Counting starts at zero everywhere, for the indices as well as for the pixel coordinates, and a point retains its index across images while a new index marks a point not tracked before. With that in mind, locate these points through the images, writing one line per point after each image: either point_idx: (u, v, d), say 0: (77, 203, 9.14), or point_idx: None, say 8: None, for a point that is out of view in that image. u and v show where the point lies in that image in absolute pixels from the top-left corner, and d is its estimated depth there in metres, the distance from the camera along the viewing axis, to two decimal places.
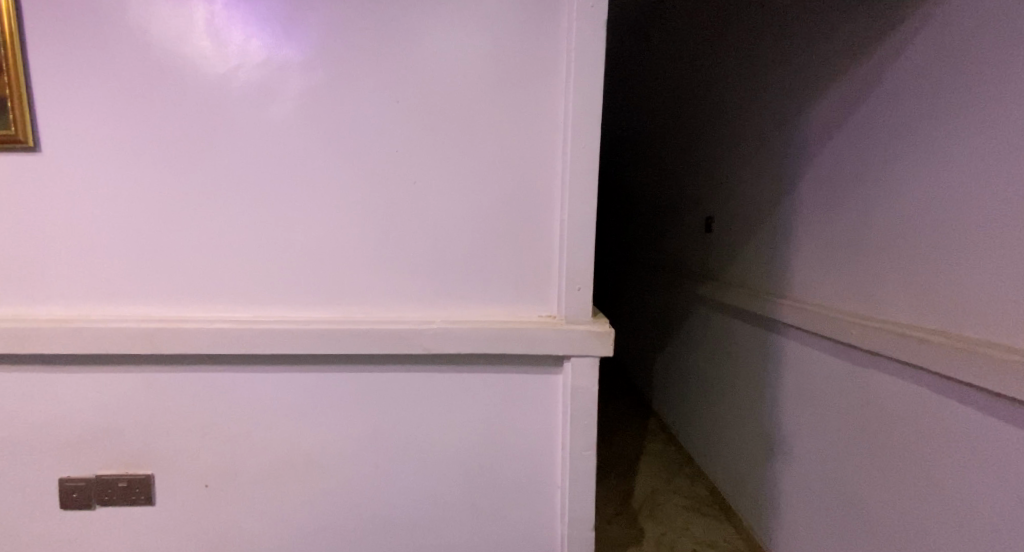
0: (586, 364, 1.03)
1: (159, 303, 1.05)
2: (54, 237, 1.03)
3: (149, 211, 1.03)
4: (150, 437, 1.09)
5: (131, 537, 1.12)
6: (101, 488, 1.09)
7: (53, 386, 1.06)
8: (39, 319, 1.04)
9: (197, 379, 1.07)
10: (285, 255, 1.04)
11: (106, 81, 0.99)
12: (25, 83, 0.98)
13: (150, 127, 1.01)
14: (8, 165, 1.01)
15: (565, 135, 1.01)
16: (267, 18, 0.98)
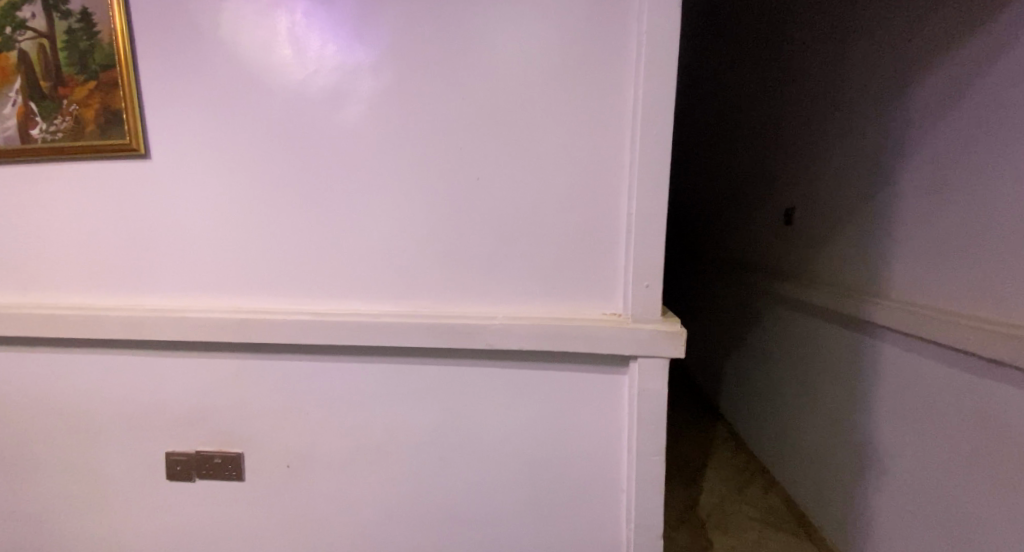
0: (653, 364, 0.99)
1: (247, 296, 1.14)
2: (161, 235, 1.15)
3: (239, 210, 1.11)
4: (239, 418, 1.19)
5: (225, 508, 1.23)
6: (200, 463, 1.21)
7: (159, 369, 1.19)
8: (148, 308, 1.16)
9: (280, 367, 1.15)
10: (358, 251, 1.09)
11: (203, 91, 1.09)
12: (136, 97, 1.10)
13: (238, 133, 1.09)
14: (124, 170, 1.14)
15: (633, 125, 0.96)
16: (341, 23, 1.02)
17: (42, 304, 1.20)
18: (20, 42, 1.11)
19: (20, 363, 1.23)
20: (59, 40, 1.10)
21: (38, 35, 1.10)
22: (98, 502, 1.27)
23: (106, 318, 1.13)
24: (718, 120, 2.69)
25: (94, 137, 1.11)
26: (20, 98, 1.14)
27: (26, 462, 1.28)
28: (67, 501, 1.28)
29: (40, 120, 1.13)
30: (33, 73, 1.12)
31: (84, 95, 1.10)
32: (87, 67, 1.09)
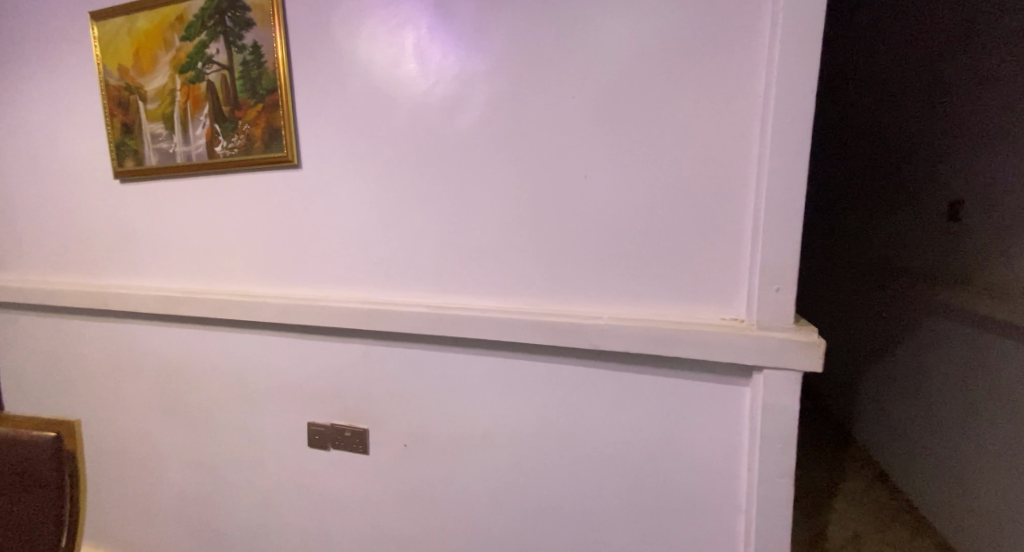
0: (781, 377, 0.91)
1: (375, 289, 1.27)
2: (306, 234, 1.32)
3: (369, 212, 1.24)
4: (365, 398, 1.32)
5: (352, 477, 1.38)
6: (334, 434, 1.37)
7: (303, 350, 1.37)
8: (296, 297, 1.34)
9: (401, 354, 1.26)
10: (472, 249, 1.15)
11: (342, 107, 1.23)
12: (292, 115, 1.28)
13: (370, 142, 1.21)
14: (281, 179, 1.33)
15: (763, 115, 0.88)
16: (460, 35, 1.09)
17: (218, 291, 1.45)
18: (209, 75, 1.35)
19: (201, 340, 1.50)
20: (235, 71, 1.31)
21: (221, 67, 1.33)
22: (254, 459, 1.50)
23: (265, 305, 1.33)
24: (856, 110, 2.39)
25: (260, 151, 1.32)
26: (208, 121, 1.38)
27: (203, 422, 1.55)
28: (231, 456, 1.53)
29: (221, 138, 1.37)
30: (217, 100, 1.35)
31: (254, 116, 1.31)
32: (256, 93, 1.30)
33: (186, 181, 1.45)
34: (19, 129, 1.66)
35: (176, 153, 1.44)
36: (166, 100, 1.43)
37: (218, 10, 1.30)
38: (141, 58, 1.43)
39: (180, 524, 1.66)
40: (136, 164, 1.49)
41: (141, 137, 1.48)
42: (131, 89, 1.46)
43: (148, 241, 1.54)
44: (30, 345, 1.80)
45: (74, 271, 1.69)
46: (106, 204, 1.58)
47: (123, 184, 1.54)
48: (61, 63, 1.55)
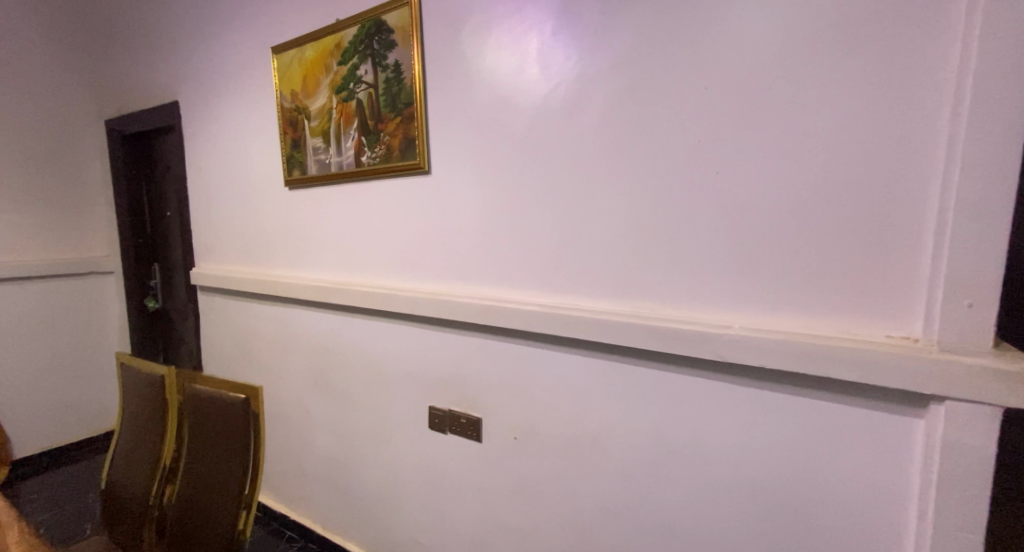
0: (971, 410, 0.75)
1: (492, 287, 1.34)
2: (434, 234, 1.44)
3: (489, 213, 1.31)
4: (481, 388, 1.40)
5: (465, 461, 1.46)
6: (451, 419, 1.47)
7: (428, 340, 1.49)
8: (423, 291, 1.47)
9: (516, 350, 1.31)
10: (589, 250, 1.15)
11: (470, 115, 1.31)
12: (425, 125, 1.39)
13: (493, 146, 1.27)
14: (413, 184, 1.46)
15: (956, 94, 0.74)
16: (583, 36, 1.09)
17: (359, 283, 1.64)
18: (358, 93, 1.54)
19: (343, 324, 1.72)
20: (379, 88, 1.47)
21: (368, 85, 1.50)
22: (382, 433, 1.67)
23: (397, 297, 1.48)
24: None
25: (398, 159, 1.46)
26: (357, 134, 1.57)
27: (343, 396, 1.77)
28: (363, 429, 1.73)
29: (367, 149, 1.55)
30: (365, 115, 1.53)
31: (394, 127, 1.46)
32: (396, 106, 1.44)
33: (338, 187, 1.67)
34: (220, 146, 2.06)
35: (331, 163, 1.66)
36: (325, 118, 1.66)
37: (367, 35, 1.47)
38: (307, 83, 1.68)
39: (321, 481, 1.92)
40: (301, 173, 1.76)
41: (305, 151, 1.73)
42: (299, 109, 1.72)
43: (307, 238, 1.80)
44: (220, 321, 2.23)
45: (253, 262, 2.04)
46: (278, 207, 1.89)
47: (290, 191, 1.83)
48: (251, 91, 1.89)
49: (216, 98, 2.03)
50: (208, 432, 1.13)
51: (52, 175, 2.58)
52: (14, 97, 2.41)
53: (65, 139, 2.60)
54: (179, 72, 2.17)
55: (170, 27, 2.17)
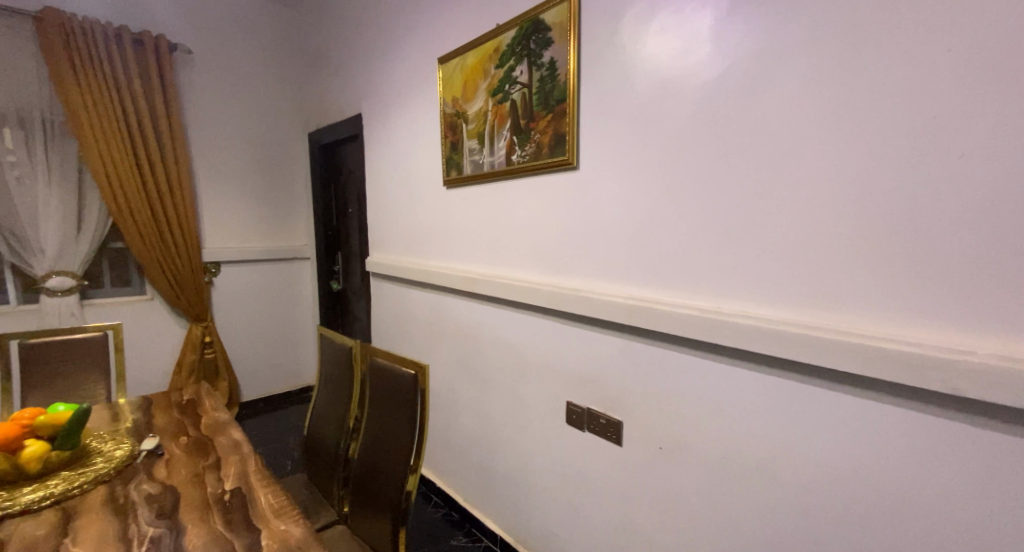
0: None
1: (641, 287, 1.29)
2: (581, 230, 1.44)
3: (642, 210, 1.26)
4: (624, 391, 1.35)
5: (603, 463, 1.44)
6: (590, 418, 1.45)
7: (569, 337, 1.50)
8: (568, 287, 1.48)
9: (664, 356, 1.24)
10: (760, 252, 1.04)
11: (626, 108, 1.27)
12: (577, 121, 1.39)
13: (652, 139, 1.22)
14: (562, 180, 1.47)
15: None
16: (766, 10, 0.97)
17: (505, 277, 1.72)
18: (513, 94, 1.60)
19: (488, 314, 1.82)
20: (533, 87, 1.51)
21: (522, 86, 1.55)
22: (520, 422, 1.73)
23: (541, 292, 1.52)
24: None
25: (547, 156, 1.49)
26: (509, 134, 1.64)
27: (485, 382, 1.88)
28: (502, 415, 1.82)
29: (517, 147, 1.60)
30: (517, 115, 1.59)
31: (545, 125, 1.48)
32: (548, 104, 1.46)
33: (490, 185, 1.77)
34: (391, 150, 2.34)
35: (484, 163, 1.76)
36: (480, 120, 1.76)
37: (524, 36, 1.51)
38: (466, 89, 1.80)
39: (463, 457, 2.08)
40: (457, 173, 1.90)
41: (461, 152, 1.86)
42: (458, 114, 1.86)
43: (460, 233, 1.95)
44: (385, 304, 2.55)
45: (414, 253, 2.28)
46: (437, 204, 2.07)
47: (447, 189, 2.00)
48: (419, 100, 2.10)
49: (390, 108, 2.30)
50: (385, 400, 1.30)
51: (271, 179, 3.22)
52: (251, 118, 3.08)
53: (281, 149, 3.23)
54: (362, 87, 2.52)
55: (357, 49, 2.53)
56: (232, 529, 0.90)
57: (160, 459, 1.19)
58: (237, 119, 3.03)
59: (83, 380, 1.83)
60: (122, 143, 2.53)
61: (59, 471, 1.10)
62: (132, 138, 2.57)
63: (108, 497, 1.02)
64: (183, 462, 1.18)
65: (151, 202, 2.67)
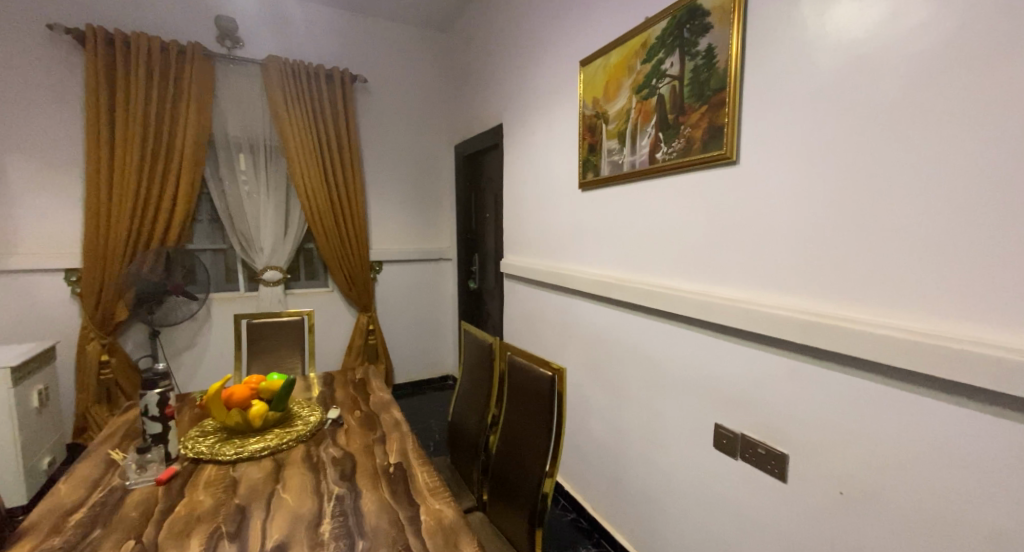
0: None
1: (815, 299, 1.12)
2: (737, 234, 1.30)
3: (819, 211, 1.10)
4: (787, 415, 1.19)
5: (760, 498, 1.28)
6: (745, 445, 1.30)
7: (718, 351, 1.37)
8: (719, 296, 1.35)
9: (844, 383, 1.06)
10: (996, 265, 0.84)
11: (802, 94, 1.12)
12: (738, 112, 1.26)
13: (838, 128, 1.05)
14: (717, 177, 1.35)
15: None
16: None
17: (643, 283, 1.64)
18: (661, 88, 1.51)
19: (624, 321, 1.76)
20: (685, 78, 1.41)
21: (673, 78, 1.46)
22: (657, 439, 1.64)
23: (687, 300, 1.41)
24: None
25: (698, 152, 1.38)
26: (654, 131, 1.56)
27: (618, 392, 1.82)
28: (637, 427, 1.74)
29: (663, 145, 1.52)
30: (664, 110, 1.50)
31: (698, 119, 1.37)
32: (703, 96, 1.35)
33: (629, 186, 1.71)
34: (529, 155, 2.41)
35: (623, 163, 1.70)
36: (622, 119, 1.70)
37: (677, 25, 1.42)
38: (608, 88, 1.75)
39: (591, 465, 2.05)
40: (594, 175, 1.87)
41: (600, 153, 1.82)
42: (599, 115, 1.82)
43: (595, 235, 1.92)
44: (517, 305, 2.63)
45: (547, 255, 2.31)
46: (572, 207, 2.07)
47: (583, 192, 1.97)
48: (559, 103, 2.12)
49: (530, 114, 2.37)
50: (524, 399, 1.33)
51: (422, 187, 3.59)
52: (410, 134, 3.48)
53: (432, 161, 3.58)
54: (505, 96, 2.64)
55: (502, 61, 2.66)
56: (396, 500, 1.02)
57: (340, 428, 1.40)
58: (399, 135, 3.44)
59: (283, 355, 2.25)
60: (316, 161, 3.05)
61: (272, 427, 1.37)
62: (323, 157, 3.09)
63: (306, 455, 1.24)
64: (356, 433, 1.37)
65: (335, 209, 3.17)
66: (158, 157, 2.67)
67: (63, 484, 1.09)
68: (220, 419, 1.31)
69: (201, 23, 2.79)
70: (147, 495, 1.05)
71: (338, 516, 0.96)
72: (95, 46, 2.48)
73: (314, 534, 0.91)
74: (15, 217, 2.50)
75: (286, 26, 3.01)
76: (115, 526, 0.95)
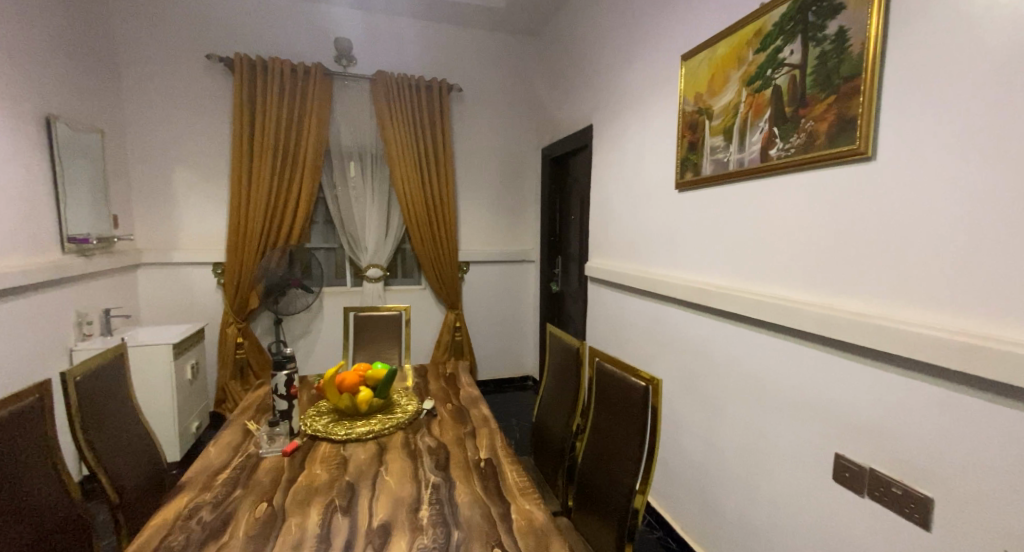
0: None
1: (974, 318, 0.96)
2: (868, 240, 1.16)
3: (983, 215, 0.94)
4: (933, 450, 1.03)
5: (891, 543, 1.12)
6: (874, 482, 1.14)
7: (842, 370, 1.22)
8: (843, 309, 1.21)
9: (1013, 419, 0.90)
10: None
11: (964, 78, 0.97)
12: (875, 100, 1.11)
13: (1013, 116, 0.89)
14: (845, 175, 1.21)
15: None
16: None
17: (749, 291, 1.51)
18: (778, 79, 1.39)
19: (723, 331, 1.63)
20: (810, 66, 1.28)
21: (793, 67, 1.33)
22: (760, 462, 1.50)
23: (804, 312, 1.28)
24: None
25: (822, 147, 1.24)
26: (767, 125, 1.43)
27: (714, 407, 1.70)
28: (735, 447, 1.61)
29: (778, 140, 1.39)
30: (781, 103, 1.37)
31: (823, 110, 1.24)
32: (830, 84, 1.21)
33: (734, 186, 1.58)
34: (621, 155, 2.33)
35: (729, 161, 1.59)
36: (729, 114, 1.59)
37: (801, 8, 1.30)
38: (714, 82, 1.64)
39: (678, 482, 1.93)
40: (694, 175, 1.76)
41: (702, 152, 1.72)
42: (702, 110, 1.71)
43: (692, 239, 1.81)
44: (603, 309, 2.56)
45: (636, 259, 2.23)
46: (666, 209, 1.97)
47: (680, 193, 1.87)
48: (656, 101, 2.03)
49: (623, 113, 2.30)
50: (613, 408, 1.29)
51: (511, 190, 3.66)
52: (500, 138, 3.57)
53: (520, 163, 3.64)
54: (596, 97, 2.60)
55: (594, 61, 2.62)
56: (487, 496, 1.04)
57: (433, 419, 1.47)
58: (490, 139, 3.54)
59: (382, 346, 2.42)
60: (415, 166, 3.25)
61: (375, 413, 1.49)
62: (421, 162, 3.28)
63: (404, 441, 1.32)
64: (448, 426, 1.43)
65: (430, 212, 3.35)
66: (286, 166, 3.02)
67: (212, 447, 1.28)
68: (333, 402, 1.44)
69: (323, 45, 3.11)
70: (275, 463, 1.20)
71: (434, 504, 1.02)
72: (240, 71, 2.87)
73: (414, 518, 0.97)
74: (178, 219, 2.98)
75: (392, 41, 3.25)
76: (252, 488, 1.09)
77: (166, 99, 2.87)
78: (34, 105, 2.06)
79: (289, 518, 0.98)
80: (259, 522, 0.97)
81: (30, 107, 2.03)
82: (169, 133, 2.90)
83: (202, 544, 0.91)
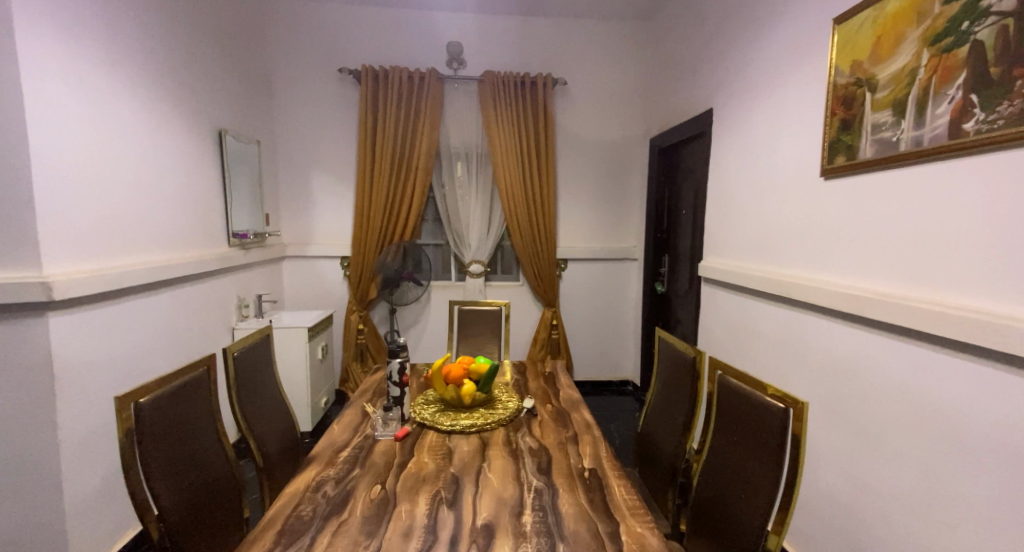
0: None
1: None
2: None
3: None
4: None
5: None
6: None
7: None
8: None
9: None
10: None
11: None
12: None
13: None
14: None
15: None
16: None
17: (925, 300, 1.24)
18: (979, 32, 1.11)
19: (881, 347, 1.38)
20: None
21: (1003, 15, 1.06)
22: (925, 509, 1.25)
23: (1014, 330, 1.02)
24: None
25: None
26: (959, 92, 1.15)
27: (860, 436, 1.45)
28: (889, 487, 1.35)
29: (977, 110, 1.11)
30: (984, 62, 1.10)
31: None
32: None
33: (903, 172, 1.31)
34: (746, 142, 2.09)
35: (900, 141, 1.31)
36: (902, 83, 1.32)
37: None
38: (880, 46, 1.38)
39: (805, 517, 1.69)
40: (848, 159, 1.49)
41: (859, 131, 1.45)
42: (862, 82, 1.45)
43: (841, 236, 1.54)
44: (719, 314, 2.33)
45: (764, 259, 1.97)
46: (804, 202, 1.71)
47: (826, 181, 1.61)
48: (795, 77, 1.78)
49: (751, 95, 2.05)
50: (739, 429, 1.15)
51: (616, 185, 3.51)
52: (606, 131, 3.44)
53: (625, 157, 3.48)
54: (718, 80, 2.36)
55: (717, 41, 2.39)
56: (594, 510, 0.98)
57: (534, 419, 1.44)
58: (595, 133, 3.43)
59: (485, 342, 2.47)
60: (517, 162, 3.27)
61: (479, 407, 1.50)
62: (523, 159, 3.28)
63: (506, 439, 1.31)
64: (551, 428, 1.39)
65: (530, 207, 3.34)
66: (401, 167, 3.22)
67: (337, 425, 1.40)
68: (440, 393, 1.48)
69: (437, 50, 3.26)
70: (388, 447, 1.26)
71: (537, 511, 0.98)
72: (366, 82, 3.12)
73: (517, 522, 0.95)
74: (314, 216, 3.35)
75: (501, 40, 3.29)
76: (368, 469, 1.15)
77: (306, 111, 3.24)
78: (210, 122, 2.46)
79: (399, 504, 1.01)
80: (373, 504, 1.02)
81: (207, 124, 2.42)
82: (308, 141, 3.27)
83: (325, 517, 0.98)
